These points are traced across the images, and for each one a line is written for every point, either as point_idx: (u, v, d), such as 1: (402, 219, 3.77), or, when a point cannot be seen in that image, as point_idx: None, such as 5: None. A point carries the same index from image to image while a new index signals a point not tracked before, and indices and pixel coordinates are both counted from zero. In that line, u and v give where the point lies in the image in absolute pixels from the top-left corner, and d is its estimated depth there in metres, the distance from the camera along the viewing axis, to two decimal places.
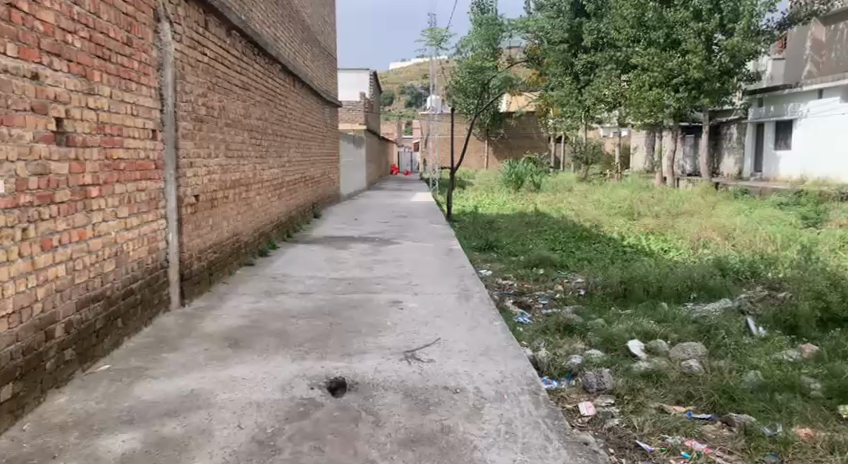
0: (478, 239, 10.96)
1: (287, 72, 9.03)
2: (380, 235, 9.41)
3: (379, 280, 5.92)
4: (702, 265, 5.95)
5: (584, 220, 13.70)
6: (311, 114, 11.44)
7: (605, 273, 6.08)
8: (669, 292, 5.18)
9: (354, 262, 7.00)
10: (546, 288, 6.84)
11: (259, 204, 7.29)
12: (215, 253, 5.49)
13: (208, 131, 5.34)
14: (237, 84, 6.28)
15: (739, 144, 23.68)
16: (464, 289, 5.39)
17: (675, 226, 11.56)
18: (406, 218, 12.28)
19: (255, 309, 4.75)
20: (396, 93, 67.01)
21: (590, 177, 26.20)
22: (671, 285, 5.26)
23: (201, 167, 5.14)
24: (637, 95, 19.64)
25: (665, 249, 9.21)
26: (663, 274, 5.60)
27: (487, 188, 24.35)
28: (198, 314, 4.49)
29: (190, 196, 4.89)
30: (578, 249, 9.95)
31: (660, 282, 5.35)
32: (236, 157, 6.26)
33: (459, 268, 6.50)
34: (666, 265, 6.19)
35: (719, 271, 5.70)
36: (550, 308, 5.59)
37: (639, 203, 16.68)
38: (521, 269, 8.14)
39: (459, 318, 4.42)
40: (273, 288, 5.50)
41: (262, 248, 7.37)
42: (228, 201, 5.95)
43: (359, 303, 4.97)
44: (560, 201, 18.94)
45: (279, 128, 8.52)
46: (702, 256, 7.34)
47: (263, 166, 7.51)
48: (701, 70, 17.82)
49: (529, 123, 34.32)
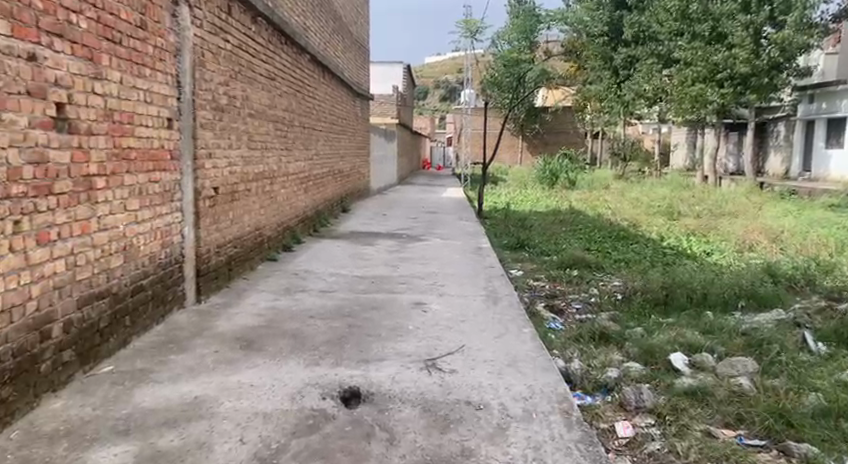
0: (510, 237, 10.65)
1: (316, 62, 8.83)
2: (409, 231, 9.18)
3: (404, 279, 5.68)
4: (751, 270, 5.55)
5: (622, 219, 13.27)
6: (341, 106, 11.24)
7: (644, 277, 5.72)
8: (715, 300, 4.81)
9: (379, 259, 6.77)
10: (580, 291, 6.51)
11: (284, 198, 7.12)
12: (235, 249, 5.31)
13: (230, 121, 5.16)
14: (262, 74, 6.10)
15: (786, 142, 22.80)
16: (492, 292, 5.11)
17: (719, 227, 11.08)
18: (437, 213, 12.01)
19: (273, 307, 4.54)
20: (431, 87, 66.72)
21: (628, 175, 25.54)
22: (717, 293, 4.89)
23: (221, 158, 4.96)
24: (680, 90, 19.04)
25: (708, 252, 8.79)
26: (708, 280, 5.23)
27: (521, 184, 23.96)
28: (213, 312, 4.31)
29: (208, 188, 4.72)
30: (615, 249, 9.56)
31: (704, 289, 4.98)
32: (260, 148, 6.08)
33: (488, 269, 6.21)
34: (711, 270, 5.80)
35: (770, 278, 5.31)
36: (584, 314, 5.27)
37: (680, 202, 16.09)
38: (554, 270, 7.82)
39: (486, 323, 4.15)
40: (293, 285, 5.30)
41: (287, 243, 7.19)
42: (250, 194, 5.77)
43: (381, 304, 4.72)
44: (596, 199, 18.45)
45: (306, 120, 8.33)
46: (750, 261, 6.93)
47: (288, 159, 7.33)
48: (749, 65, 17.11)
49: (565, 118, 33.71)
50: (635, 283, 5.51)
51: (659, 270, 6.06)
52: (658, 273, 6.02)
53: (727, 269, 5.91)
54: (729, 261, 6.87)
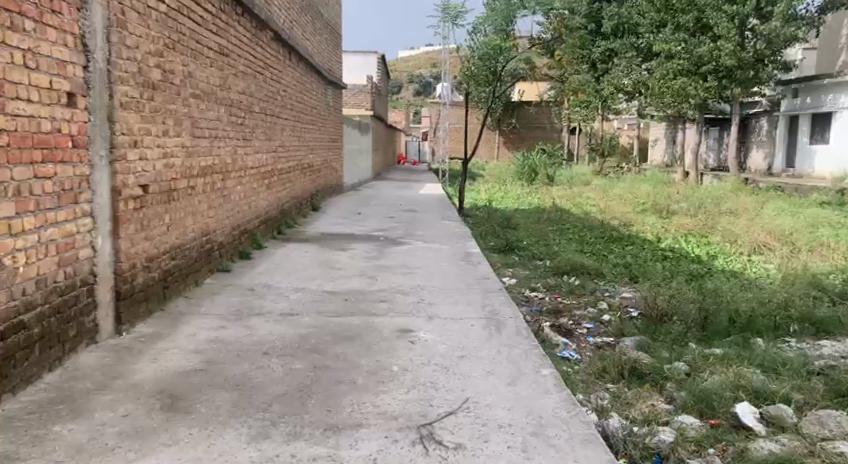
0: (497, 238, 9.77)
1: (281, 42, 7.83)
2: (385, 233, 8.20)
3: (385, 296, 4.73)
4: (792, 286, 4.73)
5: (612, 217, 12.48)
6: (310, 94, 10.20)
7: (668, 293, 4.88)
8: (764, 323, 3.97)
9: (354, 269, 5.78)
10: (585, 304, 5.62)
11: (241, 196, 6.13)
12: (173, 260, 4.30)
13: (164, 102, 4.13)
14: (210, 48, 5.08)
15: (769, 138, 22.39)
16: (493, 313, 4.17)
17: (719, 226, 10.38)
18: (415, 212, 11.08)
19: (217, 341, 3.52)
20: (404, 82, 65.70)
21: (607, 171, 24.92)
22: (765, 316, 4.03)
23: (151, 148, 3.94)
24: (661, 84, 18.28)
25: (714, 256, 8.05)
26: (750, 299, 4.40)
27: (500, 179, 23.17)
28: (135, 350, 3.28)
29: (135, 186, 3.70)
30: (612, 252, 8.72)
31: (748, 310, 4.16)
32: (207, 137, 5.04)
33: (481, 281, 5.28)
34: (747, 283, 4.97)
35: (821, 296, 4.51)
36: (603, 337, 4.37)
37: (666, 199, 15.45)
38: (550, 278, 6.92)
39: (492, 362, 3.20)
40: (247, 307, 4.27)
41: (244, 249, 6.17)
42: (194, 193, 4.77)
43: (358, 332, 3.76)
44: (579, 196, 17.74)
45: (268, 106, 7.30)
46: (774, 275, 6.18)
47: (246, 150, 6.31)
48: (734, 57, 16.48)
49: (542, 113, 33.01)
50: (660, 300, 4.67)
51: (681, 283, 5.23)
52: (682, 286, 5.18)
53: (762, 282, 5.11)
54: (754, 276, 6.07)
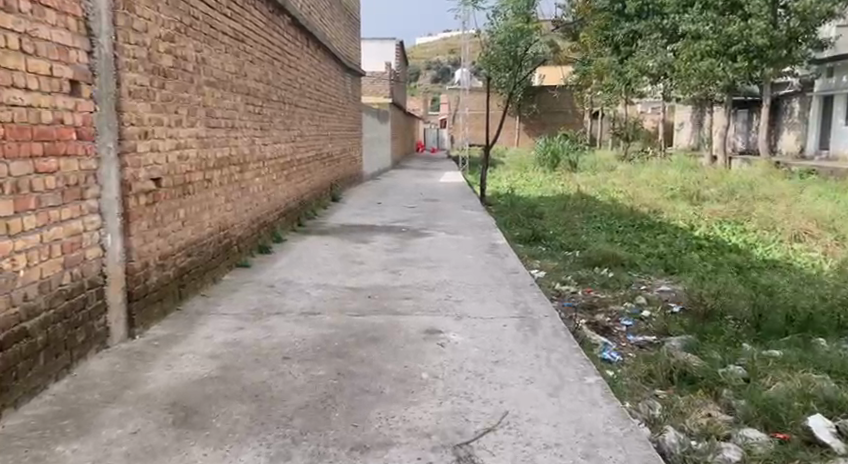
0: (523, 227, 9.47)
1: (298, 27, 7.58)
2: (408, 224, 7.95)
3: (411, 292, 4.48)
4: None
5: (641, 204, 12.08)
6: (329, 81, 9.95)
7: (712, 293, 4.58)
8: (826, 325, 3.68)
9: (376, 263, 5.54)
10: (620, 298, 5.33)
11: (259, 188, 5.91)
12: (189, 257, 4.10)
13: (176, 90, 3.91)
14: (225, 33, 4.85)
15: (801, 119, 21.69)
16: (526, 312, 3.90)
17: (755, 212, 9.98)
18: (437, 201, 10.83)
19: (235, 344, 3.30)
20: (422, 69, 65.23)
21: (631, 156, 24.37)
22: (827, 317, 3.73)
23: (163, 139, 3.72)
24: (687, 66, 17.74)
25: (753, 245, 7.69)
26: (806, 302, 4.10)
27: (521, 165, 22.79)
28: (148, 355, 3.07)
29: (147, 179, 3.49)
30: (644, 242, 8.38)
31: (806, 312, 3.85)
32: (223, 127, 4.83)
33: (511, 275, 5.02)
34: (799, 281, 4.65)
35: None
36: (644, 337, 4.08)
37: (695, 184, 14.99)
38: (581, 270, 6.62)
39: (530, 368, 2.94)
40: (266, 306, 4.05)
41: (263, 242, 5.96)
42: (211, 186, 4.56)
43: (384, 333, 3.53)
44: (603, 182, 17.33)
45: (287, 94, 7.06)
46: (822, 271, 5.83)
47: (264, 140, 6.09)
48: (766, 36, 15.88)
49: (563, 98, 32.45)
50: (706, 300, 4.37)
51: (728, 279, 4.92)
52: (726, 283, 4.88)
53: (816, 281, 4.77)
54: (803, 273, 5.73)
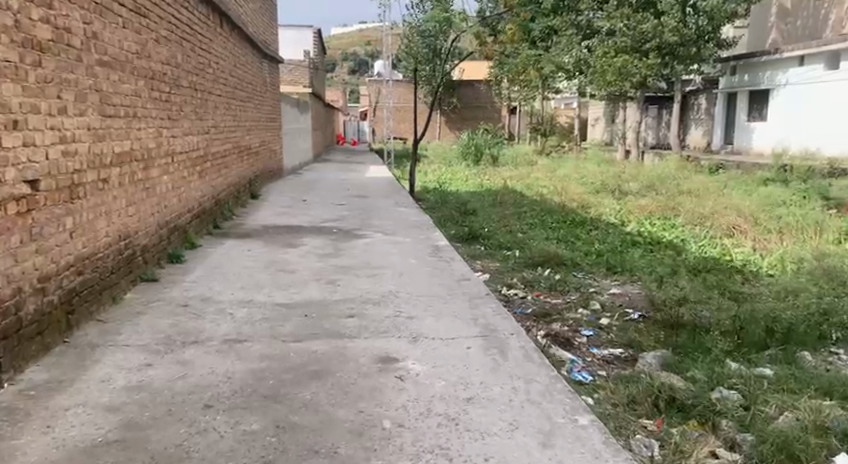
0: (457, 226, 9.08)
1: (210, 5, 6.79)
2: (338, 224, 7.34)
3: (354, 308, 3.92)
4: (807, 300, 4.29)
5: (569, 199, 12.00)
6: (245, 68, 9.15)
7: (678, 302, 4.32)
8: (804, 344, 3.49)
9: (309, 272, 4.92)
10: (572, 303, 5.00)
11: (168, 188, 5.15)
12: (80, 276, 3.35)
13: (58, 69, 3.16)
14: (122, 5, 4.10)
15: (708, 115, 22.61)
16: (488, 330, 3.43)
17: (680, 206, 10.08)
18: (365, 198, 10.25)
19: (140, 389, 2.63)
20: (339, 60, 64.05)
21: (549, 150, 24.66)
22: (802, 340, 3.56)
23: (41, 129, 2.97)
24: (602, 63, 17.61)
25: (687, 242, 7.64)
26: (778, 316, 3.90)
27: (443, 160, 22.53)
28: (20, 412, 2.36)
29: (19, 181, 2.75)
30: (580, 239, 8.18)
31: (782, 333, 3.64)
32: (123, 117, 4.07)
33: (462, 283, 4.55)
34: (759, 298, 4.49)
35: (834, 309, 4.09)
36: (610, 350, 3.74)
37: (615, 178, 15.15)
38: (524, 271, 6.28)
39: (512, 407, 2.47)
40: (181, 333, 3.36)
41: (174, 249, 5.19)
42: (108, 187, 3.79)
43: (329, 365, 2.95)
44: (526, 176, 17.32)
45: (198, 80, 6.27)
46: (762, 275, 5.79)
47: (173, 133, 5.30)
48: (677, 34, 16.31)
49: (481, 92, 32.56)
50: (673, 312, 4.10)
51: (687, 287, 4.68)
52: (687, 290, 4.66)
53: (777, 290, 4.63)
54: (750, 277, 5.62)
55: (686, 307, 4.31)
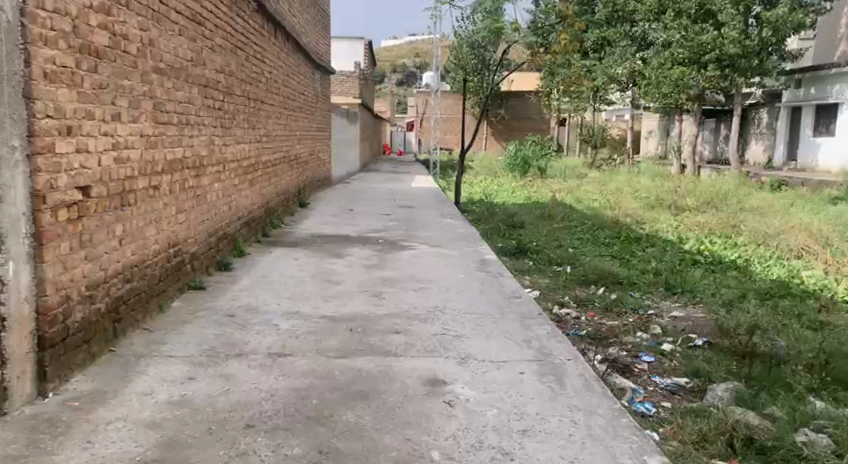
0: (505, 240, 8.86)
1: (264, 15, 6.81)
2: (384, 235, 7.23)
3: (400, 323, 3.78)
4: None
5: (623, 214, 11.60)
6: (297, 78, 9.18)
7: (748, 332, 4.03)
8: None
9: (354, 284, 4.80)
10: (630, 325, 4.73)
11: (218, 196, 5.14)
12: (128, 285, 3.31)
13: (114, 75, 3.14)
14: (179, 12, 4.09)
15: (770, 129, 21.73)
16: (543, 353, 3.23)
17: (741, 225, 9.60)
18: (411, 208, 10.14)
19: (182, 405, 2.54)
20: (388, 71, 64.61)
21: (600, 163, 24.13)
22: None
23: (95, 136, 2.94)
24: (658, 73, 17.28)
25: (751, 262, 7.21)
26: None
27: (490, 171, 22.29)
28: (61, 425, 2.29)
29: (71, 188, 2.72)
30: (635, 256, 7.84)
31: None
32: (175, 124, 4.05)
33: (513, 301, 4.35)
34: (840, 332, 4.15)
35: None
36: (673, 379, 3.48)
37: (670, 193, 14.63)
38: (576, 290, 6.01)
39: (572, 444, 2.26)
40: (226, 344, 3.28)
41: (221, 257, 5.17)
42: (158, 194, 3.77)
43: (375, 385, 2.81)
44: (576, 189, 16.93)
45: (251, 89, 6.27)
46: (838, 304, 5.38)
47: (225, 141, 5.30)
48: (738, 45, 15.61)
49: (530, 103, 32.18)
50: (745, 342, 3.81)
51: (759, 316, 4.36)
52: (759, 318, 4.35)
53: None
54: (826, 304, 5.23)
55: (759, 337, 4.00)
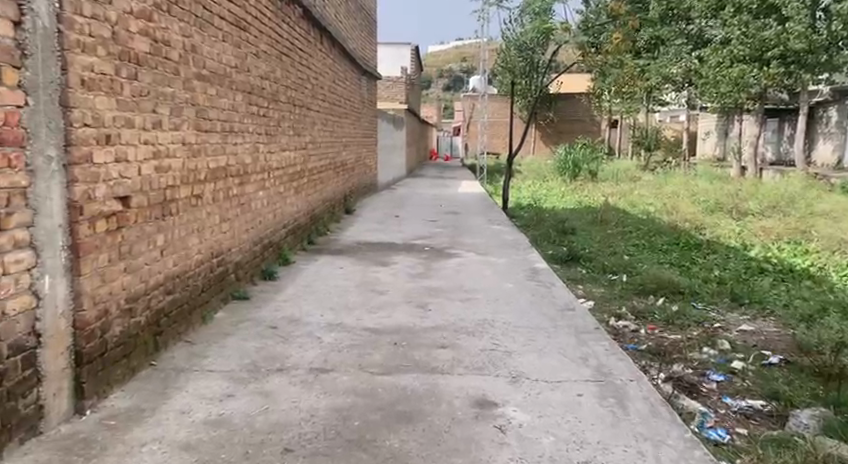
0: (556, 246, 8.56)
1: (310, 20, 6.76)
2: (430, 242, 7.07)
3: (447, 338, 3.59)
4: None
5: (680, 219, 11.11)
6: (344, 84, 9.13)
7: (832, 353, 3.68)
8: None
9: (400, 294, 4.64)
10: (694, 339, 4.41)
11: (264, 203, 5.08)
12: (169, 296, 3.24)
13: (155, 82, 3.08)
14: (223, 18, 4.03)
15: (839, 129, 20.60)
16: (601, 373, 2.99)
17: (811, 230, 9.02)
18: (459, 214, 9.94)
19: (219, 425, 2.42)
20: (435, 76, 64.61)
21: (653, 166, 23.36)
22: None
23: (135, 144, 2.87)
24: (716, 72, 17.00)
25: (825, 271, 6.73)
26: None
27: (539, 175, 21.87)
28: (96, 446, 2.20)
29: (109, 198, 2.64)
30: (696, 264, 7.43)
31: None
32: (219, 131, 3.99)
33: (566, 313, 4.10)
34: None
35: None
36: (748, 402, 3.19)
37: (730, 197, 13.96)
38: (633, 300, 5.70)
39: None
40: (267, 359, 3.17)
41: (266, 266, 5.09)
42: (201, 203, 3.70)
43: (420, 406, 2.63)
44: (629, 193, 16.37)
45: (297, 95, 6.22)
46: None
47: (270, 148, 5.24)
48: (803, 41, 14.49)
49: (580, 105, 31.48)
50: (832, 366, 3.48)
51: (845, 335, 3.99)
52: (843, 336, 3.97)
53: None
54: None
55: (846, 358, 3.64)
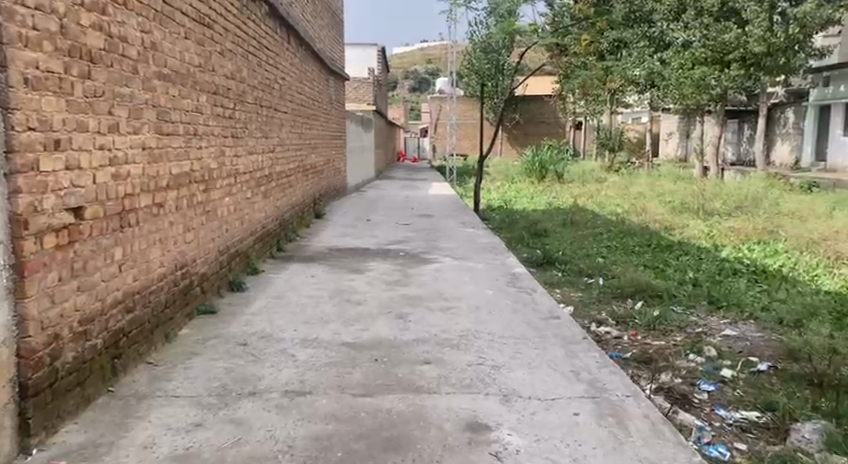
0: (529, 249, 8.46)
1: (278, 18, 6.50)
2: (404, 247, 6.88)
3: (430, 352, 3.39)
4: None
5: (650, 220, 11.16)
6: (311, 84, 8.87)
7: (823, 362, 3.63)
8: None
9: (377, 304, 4.43)
10: (679, 345, 4.31)
11: (230, 209, 4.81)
12: (129, 315, 2.97)
13: (111, 81, 2.82)
14: (185, 14, 3.77)
15: (796, 130, 21.10)
16: (597, 389, 2.84)
17: (779, 231, 9.12)
18: (430, 217, 9.77)
19: (186, 460, 2.18)
20: (400, 77, 64.44)
21: (618, 167, 23.61)
22: None
23: (88, 150, 2.61)
24: (678, 75, 16.91)
25: (797, 272, 6.76)
26: None
27: (507, 177, 21.89)
28: None
29: (59, 210, 2.38)
30: (670, 265, 7.42)
31: None
32: (182, 134, 3.73)
33: (551, 322, 3.96)
34: None
35: None
36: (741, 413, 3.09)
37: (696, 197, 14.11)
38: (612, 304, 5.60)
39: None
40: (238, 381, 2.93)
41: (234, 276, 4.83)
42: (163, 212, 3.44)
43: (407, 432, 2.43)
44: (597, 194, 16.46)
45: (264, 96, 5.96)
46: None
47: (237, 151, 4.98)
48: (763, 44, 14.84)
49: (546, 107, 31.69)
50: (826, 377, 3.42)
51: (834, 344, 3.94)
52: (832, 345, 3.93)
53: None
54: None
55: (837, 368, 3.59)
